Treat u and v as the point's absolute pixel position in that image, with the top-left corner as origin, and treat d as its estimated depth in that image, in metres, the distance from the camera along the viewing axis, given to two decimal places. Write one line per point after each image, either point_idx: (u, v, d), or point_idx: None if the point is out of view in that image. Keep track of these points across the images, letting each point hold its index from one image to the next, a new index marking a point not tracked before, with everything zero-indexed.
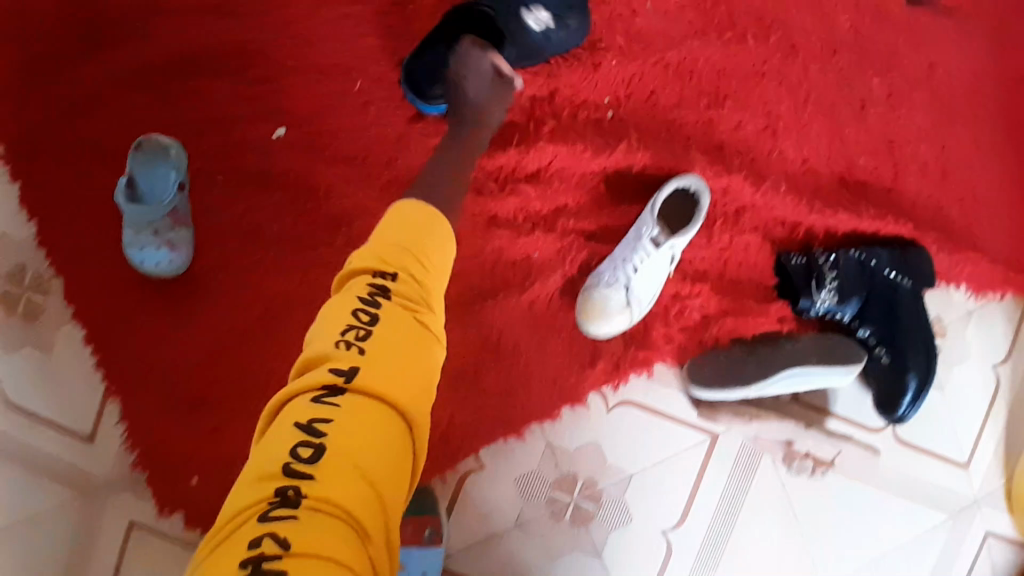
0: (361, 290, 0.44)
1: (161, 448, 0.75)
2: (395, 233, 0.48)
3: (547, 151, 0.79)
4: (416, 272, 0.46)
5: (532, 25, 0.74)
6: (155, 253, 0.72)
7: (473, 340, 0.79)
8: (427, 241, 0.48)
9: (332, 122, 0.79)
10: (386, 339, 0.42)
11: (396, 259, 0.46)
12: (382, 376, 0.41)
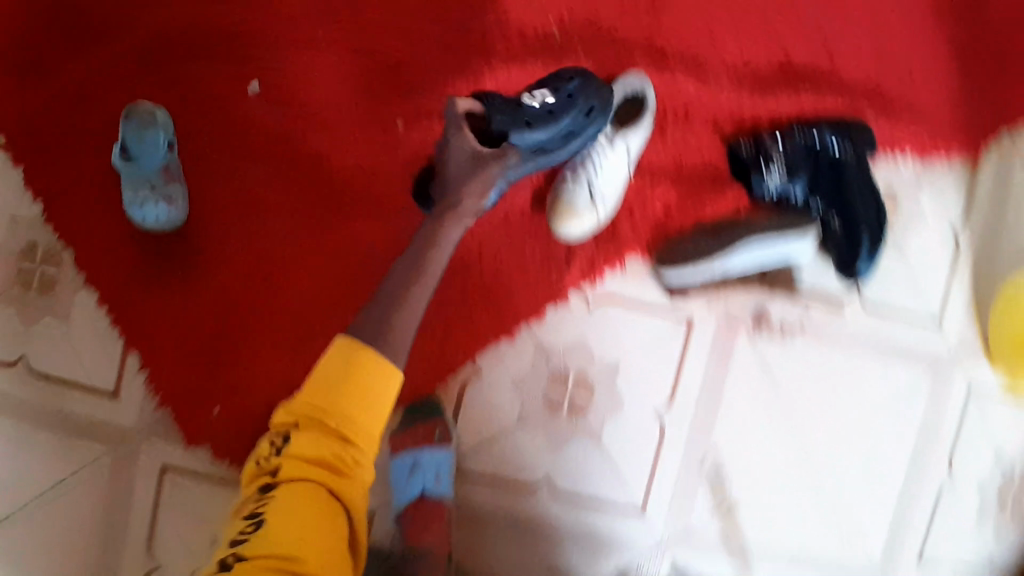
0: (280, 422, 0.62)
1: (185, 388, 0.84)
2: (322, 375, 0.61)
3: (502, 72, 0.86)
4: (332, 407, 0.60)
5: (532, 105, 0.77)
6: (154, 208, 0.80)
7: (456, 256, 0.86)
8: (350, 374, 0.61)
9: (303, 72, 0.86)
10: (303, 464, 0.59)
11: (317, 396, 0.61)
12: (296, 473, 0.59)
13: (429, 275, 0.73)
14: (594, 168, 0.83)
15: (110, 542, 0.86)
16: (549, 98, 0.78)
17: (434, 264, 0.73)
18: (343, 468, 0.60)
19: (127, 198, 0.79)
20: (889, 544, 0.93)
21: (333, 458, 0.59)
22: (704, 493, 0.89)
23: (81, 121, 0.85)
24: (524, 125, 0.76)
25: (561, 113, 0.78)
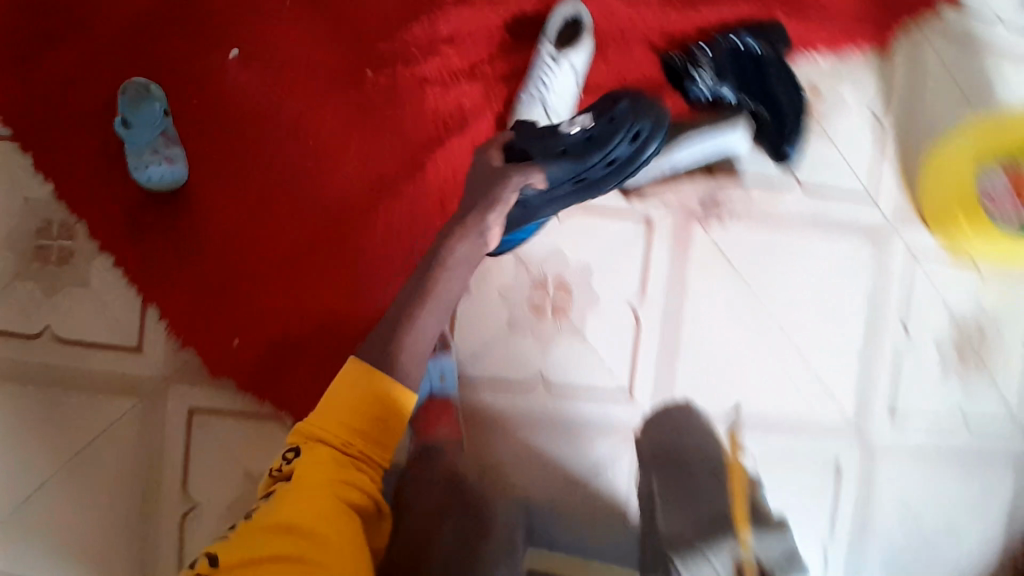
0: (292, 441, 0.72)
1: (202, 331, 0.92)
2: (338, 392, 0.73)
3: (453, 16, 0.95)
4: (349, 416, 0.72)
5: (567, 130, 0.85)
6: (159, 168, 0.88)
7: (433, 182, 0.94)
8: (355, 393, 0.73)
9: (276, 37, 0.96)
10: (316, 469, 0.68)
11: (333, 414, 0.72)
12: (306, 472, 0.68)
13: (433, 305, 0.81)
14: (541, 86, 0.92)
15: (152, 486, 0.94)
16: (587, 121, 0.86)
17: (441, 291, 0.82)
18: (359, 463, 0.71)
19: (135, 162, 0.88)
20: (857, 402, 1.04)
21: (347, 460, 0.71)
22: (682, 373, 1.00)
23: (77, 105, 0.93)
24: (563, 150, 0.84)
25: (598, 134, 0.84)
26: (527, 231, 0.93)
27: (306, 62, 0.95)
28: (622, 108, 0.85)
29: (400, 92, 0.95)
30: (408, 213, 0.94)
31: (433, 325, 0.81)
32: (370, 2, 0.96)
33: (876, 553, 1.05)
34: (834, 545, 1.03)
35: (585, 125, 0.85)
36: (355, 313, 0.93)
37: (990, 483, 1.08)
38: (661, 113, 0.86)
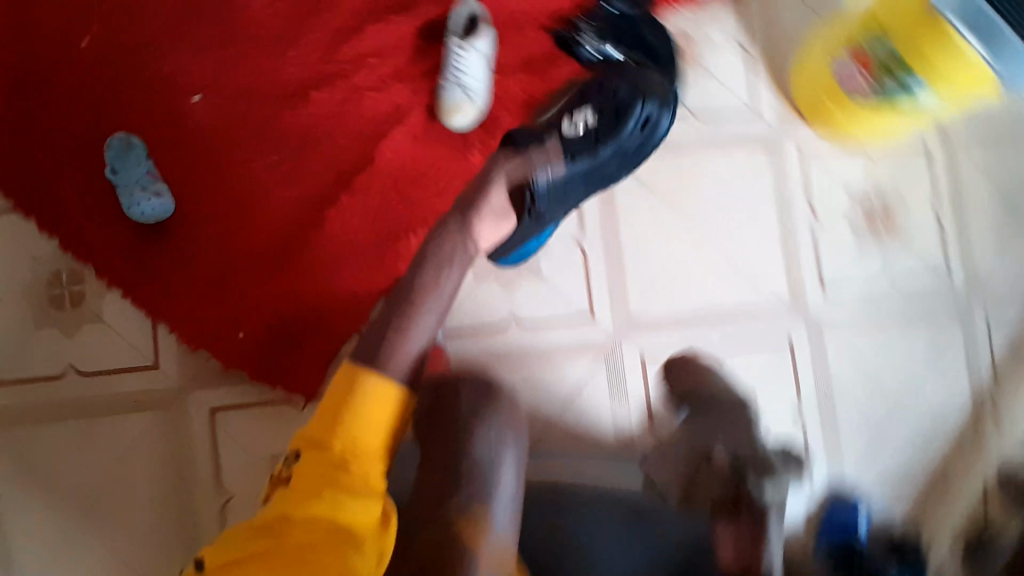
0: (292, 446, 0.68)
1: (209, 334, 1.04)
2: (332, 405, 0.68)
3: (374, 32, 1.09)
4: (346, 423, 0.67)
5: (569, 129, 1.00)
6: (151, 202, 1.01)
7: (386, 168, 1.07)
8: (359, 403, 0.68)
9: (225, 79, 1.08)
10: (313, 473, 0.64)
11: (335, 423, 0.67)
12: (299, 480, 0.64)
13: (422, 324, 0.81)
14: (456, 74, 1.04)
15: (187, 488, 1.03)
16: (590, 117, 1.01)
17: (427, 304, 0.83)
18: (358, 472, 0.65)
19: (130, 199, 1.01)
20: (787, 283, 1.18)
21: (341, 473, 0.64)
22: (631, 288, 1.14)
23: (58, 170, 1.05)
24: (575, 149, 0.99)
25: (601, 128, 1.01)
26: (539, 239, 1.06)
27: (255, 93, 1.08)
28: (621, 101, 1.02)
29: (340, 104, 1.07)
30: (373, 197, 1.06)
31: (422, 341, 0.80)
32: (299, 28, 1.09)
33: (844, 412, 1.19)
34: (803, 414, 1.17)
35: (586, 122, 1.01)
36: (338, 291, 1.05)
37: (931, 333, 1.22)
38: (666, 92, 1.06)
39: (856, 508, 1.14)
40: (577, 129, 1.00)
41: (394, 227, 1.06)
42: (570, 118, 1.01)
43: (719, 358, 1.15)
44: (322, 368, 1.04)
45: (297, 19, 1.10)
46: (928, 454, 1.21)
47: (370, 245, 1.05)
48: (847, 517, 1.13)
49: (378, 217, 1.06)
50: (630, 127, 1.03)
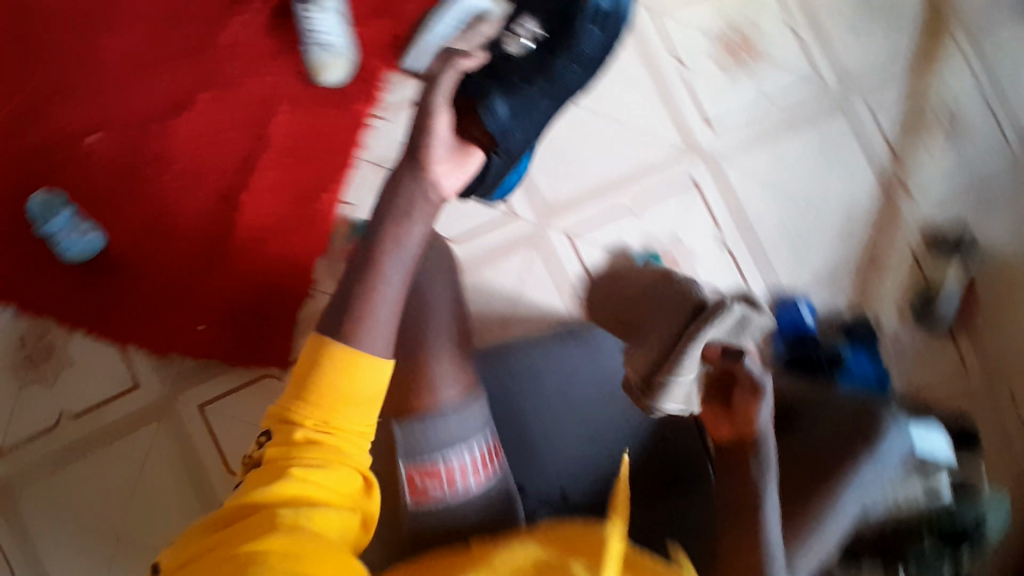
0: (266, 424, 0.64)
1: (175, 339, 1.12)
2: (308, 374, 0.63)
3: (231, 27, 1.17)
4: (321, 396, 0.62)
5: (512, 51, 0.95)
6: (87, 237, 1.09)
7: (282, 139, 1.16)
8: (335, 374, 0.63)
9: (111, 112, 1.15)
10: (285, 462, 0.60)
11: (313, 395, 0.62)
12: (272, 469, 0.60)
13: (390, 282, 0.70)
14: (313, 33, 1.12)
15: (203, 483, 1.11)
16: (536, 31, 0.97)
17: (393, 267, 0.71)
18: (335, 449, 0.61)
19: (64, 242, 1.07)
20: (678, 130, 1.28)
21: (316, 450, 0.60)
22: (541, 177, 1.22)
23: None
24: (522, 66, 0.93)
25: (547, 41, 0.96)
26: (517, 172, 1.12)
27: (144, 113, 1.15)
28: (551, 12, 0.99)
29: (224, 99, 1.15)
30: (278, 171, 1.15)
31: (394, 306, 0.69)
32: (164, 44, 1.17)
33: (765, 229, 1.29)
34: (730, 242, 1.27)
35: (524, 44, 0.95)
36: (275, 261, 1.14)
37: (820, 135, 1.32)
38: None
39: (800, 305, 1.23)
40: (516, 49, 0.95)
41: (305, 189, 1.15)
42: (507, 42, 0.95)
43: (638, 215, 1.24)
44: (287, 335, 1.13)
45: (160, 36, 1.17)
46: (851, 241, 1.31)
47: (294, 214, 1.15)
48: (794, 315, 1.21)
49: (290, 187, 1.15)
50: (585, 33, 0.97)
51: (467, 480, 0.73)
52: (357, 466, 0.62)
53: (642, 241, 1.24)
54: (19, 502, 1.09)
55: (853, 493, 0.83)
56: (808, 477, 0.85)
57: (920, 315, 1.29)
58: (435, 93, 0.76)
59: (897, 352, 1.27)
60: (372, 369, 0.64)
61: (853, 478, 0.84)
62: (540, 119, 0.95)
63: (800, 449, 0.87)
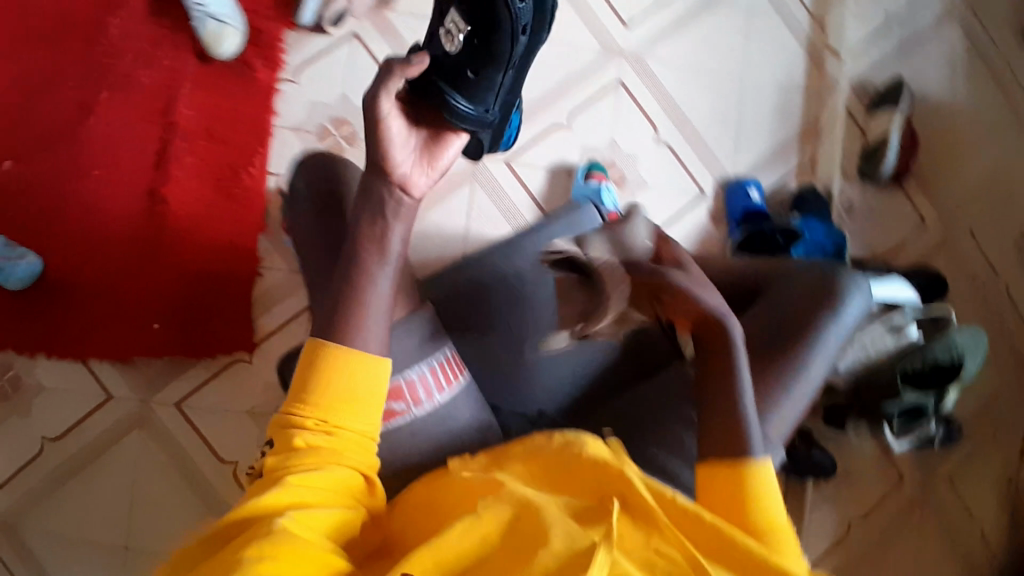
0: (270, 429, 0.64)
1: (132, 345, 1.11)
2: (304, 376, 0.63)
3: (118, 20, 1.14)
4: (319, 398, 0.62)
5: (450, 49, 0.76)
6: (26, 263, 1.07)
7: (194, 123, 1.15)
8: (331, 375, 0.63)
9: (14, 131, 1.11)
10: (287, 466, 0.60)
11: (311, 397, 0.62)
12: (275, 472, 0.60)
13: (380, 291, 0.67)
14: (201, 5, 1.10)
15: (197, 479, 1.12)
16: (460, 21, 0.76)
17: (374, 263, 0.67)
18: (335, 450, 0.62)
19: (3, 271, 1.05)
20: (594, 35, 1.23)
21: (314, 454, 0.61)
22: None
23: None
24: (466, 61, 0.76)
25: (480, 29, 0.76)
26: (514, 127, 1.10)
27: (49, 126, 1.12)
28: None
29: (128, 95, 1.14)
30: (195, 155, 1.15)
31: (389, 298, 0.67)
32: (52, 51, 1.13)
33: (698, 116, 1.25)
34: (665, 136, 1.24)
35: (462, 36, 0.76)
36: (213, 245, 1.14)
37: (739, 11, 1.28)
38: None
39: (748, 185, 1.21)
40: (455, 46, 0.76)
41: (227, 167, 1.15)
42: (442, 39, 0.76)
43: (568, 127, 1.21)
44: (245, 315, 1.14)
45: (46, 44, 1.13)
46: (787, 114, 1.27)
47: (223, 195, 1.15)
48: (742, 199, 1.21)
49: (211, 168, 1.15)
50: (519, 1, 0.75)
51: (426, 400, 0.75)
52: (356, 466, 0.63)
53: (580, 154, 1.21)
54: (24, 533, 1.10)
55: (815, 349, 0.82)
56: (764, 343, 0.83)
57: (863, 169, 1.25)
58: (378, 98, 0.68)
59: (853, 216, 1.24)
60: (368, 367, 0.64)
61: (815, 339, 0.82)
62: (506, 91, 0.80)
63: (758, 323, 0.85)
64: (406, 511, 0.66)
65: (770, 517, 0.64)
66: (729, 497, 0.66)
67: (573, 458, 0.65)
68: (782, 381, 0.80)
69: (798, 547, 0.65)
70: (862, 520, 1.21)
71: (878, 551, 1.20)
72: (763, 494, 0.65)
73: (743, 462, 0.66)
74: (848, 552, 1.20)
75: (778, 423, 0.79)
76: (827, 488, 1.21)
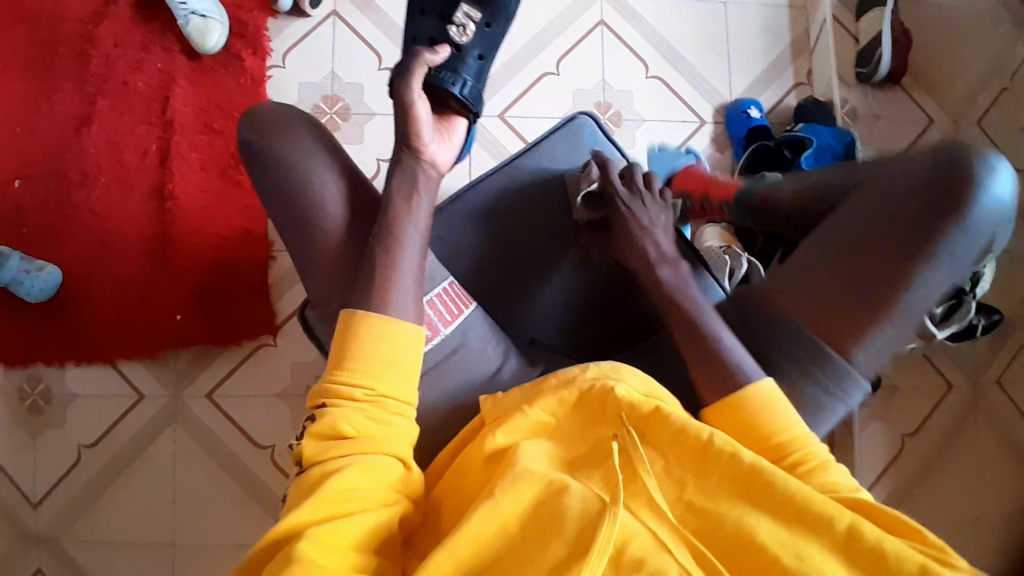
0: (310, 406, 0.65)
1: (157, 341, 1.11)
2: (343, 352, 0.65)
3: (105, 30, 1.17)
4: (361, 368, 0.64)
5: (460, 38, 0.83)
6: (42, 274, 1.08)
7: (191, 118, 1.16)
8: (367, 347, 0.64)
9: (20, 149, 1.14)
10: (332, 447, 0.61)
11: (348, 379, 0.64)
12: (321, 452, 0.61)
13: (410, 241, 0.70)
14: (184, 3, 1.11)
15: (237, 467, 1.11)
16: (473, 13, 0.83)
17: (407, 231, 0.70)
18: (371, 436, 0.62)
19: (24, 285, 1.06)
20: None
21: (359, 431, 0.62)
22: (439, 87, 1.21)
23: None
24: (476, 49, 0.83)
25: (489, 18, 0.84)
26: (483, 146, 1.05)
27: (53, 141, 1.14)
28: None
29: (126, 98, 1.16)
30: (197, 148, 1.16)
31: (418, 257, 0.70)
32: (47, 69, 1.16)
33: (685, 45, 1.24)
34: (656, 70, 1.23)
35: (470, 23, 0.83)
36: (223, 234, 1.14)
37: None
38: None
39: (748, 106, 1.20)
40: (464, 35, 0.83)
41: (227, 156, 1.16)
42: (453, 28, 0.83)
43: (557, 73, 1.22)
44: (264, 298, 1.14)
45: (40, 64, 1.16)
46: (777, 31, 1.25)
47: (229, 185, 1.16)
48: (743, 121, 1.19)
49: (212, 159, 1.16)
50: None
51: (435, 333, 0.76)
52: (391, 450, 0.63)
53: (574, 98, 1.21)
54: (68, 547, 1.08)
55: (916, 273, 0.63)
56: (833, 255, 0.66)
57: (859, 71, 1.20)
58: (409, 85, 0.73)
59: (859, 121, 1.20)
60: (401, 341, 0.65)
61: (909, 258, 0.63)
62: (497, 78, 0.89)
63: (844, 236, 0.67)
64: (445, 495, 0.66)
65: (784, 431, 0.62)
66: (742, 434, 0.63)
67: (605, 394, 0.66)
68: (863, 311, 0.64)
69: (824, 449, 0.63)
70: (915, 436, 1.17)
71: (938, 463, 1.16)
72: (769, 412, 0.63)
73: (736, 394, 0.64)
74: (905, 470, 1.16)
75: (864, 354, 0.65)
76: (876, 403, 1.17)
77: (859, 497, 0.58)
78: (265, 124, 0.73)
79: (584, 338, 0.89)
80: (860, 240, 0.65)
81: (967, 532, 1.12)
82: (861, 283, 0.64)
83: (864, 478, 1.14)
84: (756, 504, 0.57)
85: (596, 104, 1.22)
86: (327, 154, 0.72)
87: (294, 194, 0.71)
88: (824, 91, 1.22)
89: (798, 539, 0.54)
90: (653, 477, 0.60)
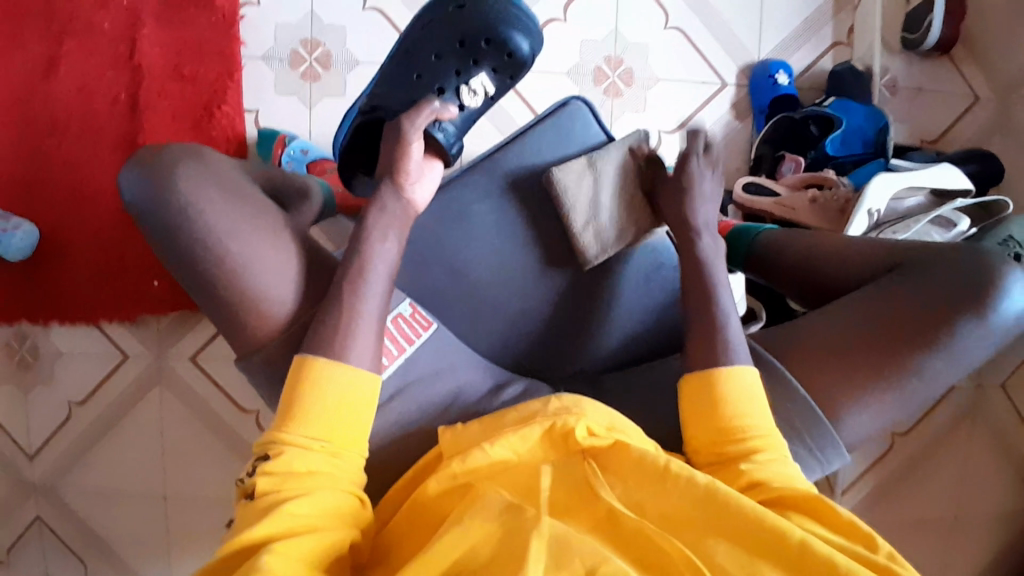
0: (258, 447, 0.62)
1: (139, 304, 1.09)
2: (295, 395, 0.62)
3: None
4: (309, 412, 0.62)
5: (468, 102, 0.80)
6: (20, 234, 1.03)
7: (165, 64, 1.07)
8: (320, 388, 0.62)
9: None
10: (283, 480, 0.59)
11: (302, 421, 0.61)
12: (274, 485, 0.59)
13: (370, 282, 0.68)
14: None
15: (223, 429, 1.13)
16: (488, 85, 0.80)
17: (372, 273, 0.69)
18: (328, 474, 0.61)
19: (2, 244, 1.02)
20: None
21: (312, 472, 0.60)
22: None
23: None
24: (475, 115, 0.82)
25: (496, 91, 0.82)
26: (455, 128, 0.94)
27: (17, 88, 1.06)
28: (522, 24, 0.78)
29: (92, 40, 1.06)
30: (170, 97, 1.07)
31: (381, 299, 0.69)
32: (8, 6, 1.06)
33: None
34: (676, 20, 1.09)
35: (481, 91, 0.80)
36: None
37: None
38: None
39: (776, 66, 1.07)
40: (472, 100, 0.80)
41: (201, 107, 1.08)
42: (464, 90, 0.79)
43: (565, 19, 1.08)
44: None
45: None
46: None
47: (202, 139, 1.08)
48: (770, 87, 1.07)
49: (185, 110, 1.08)
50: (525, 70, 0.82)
51: (401, 350, 0.75)
52: (347, 487, 0.61)
53: (580, 50, 1.08)
54: (66, 494, 1.13)
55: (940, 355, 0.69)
56: (871, 327, 0.72)
57: (906, 36, 1.07)
58: (412, 123, 0.75)
59: (897, 94, 1.09)
60: (358, 384, 0.64)
61: (945, 347, 0.69)
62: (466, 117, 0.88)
63: (894, 289, 0.73)
64: (395, 526, 0.63)
65: (743, 419, 0.63)
66: (710, 412, 0.64)
67: (563, 431, 0.63)
68: (877, 385, 0.71)
69: (782, 443, 0.64)
70: (908, 433, 1.12)
71: (920, 461, 1.12)
72: (741, 396, 0.64)
73: (717, 369, 0.66)
74: (889, 465, 1.12)
75: (865, 422, 0.72)
76: None
77: (811, 495, 0.58)
78: (153, 184, 0.67)
79: (547, 355, 0.86)
80: (890, 317, 0.72)
81: (935, 533, 1.12)
82: (887, 355, 0.71)
83: (845, 475, 1.12)
84: (719, 529, 0.55)
85: (605, 58, 1.09)
86: (224, 197, 0.68)
87: (189, 248, 0.67)
88: (864, 56, 1.09)
89: (755, 561, 0.52)
90: (613, 497, 0.59)
